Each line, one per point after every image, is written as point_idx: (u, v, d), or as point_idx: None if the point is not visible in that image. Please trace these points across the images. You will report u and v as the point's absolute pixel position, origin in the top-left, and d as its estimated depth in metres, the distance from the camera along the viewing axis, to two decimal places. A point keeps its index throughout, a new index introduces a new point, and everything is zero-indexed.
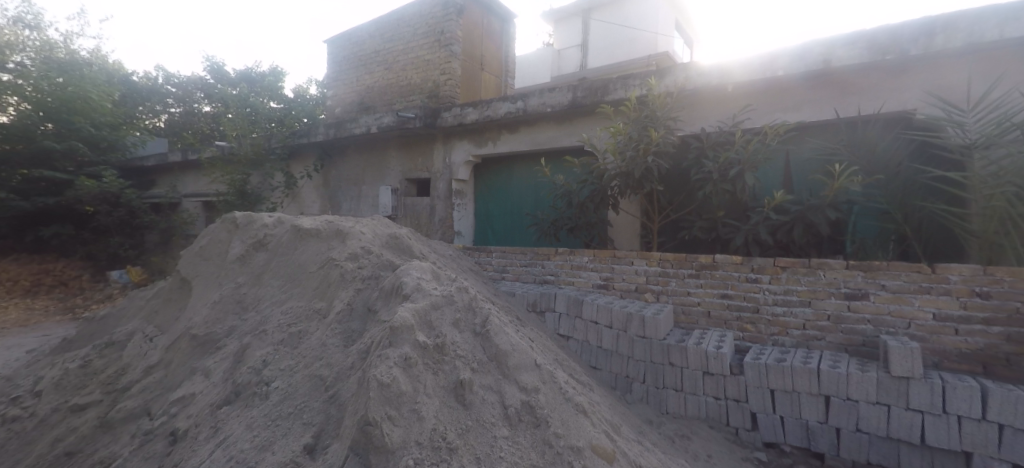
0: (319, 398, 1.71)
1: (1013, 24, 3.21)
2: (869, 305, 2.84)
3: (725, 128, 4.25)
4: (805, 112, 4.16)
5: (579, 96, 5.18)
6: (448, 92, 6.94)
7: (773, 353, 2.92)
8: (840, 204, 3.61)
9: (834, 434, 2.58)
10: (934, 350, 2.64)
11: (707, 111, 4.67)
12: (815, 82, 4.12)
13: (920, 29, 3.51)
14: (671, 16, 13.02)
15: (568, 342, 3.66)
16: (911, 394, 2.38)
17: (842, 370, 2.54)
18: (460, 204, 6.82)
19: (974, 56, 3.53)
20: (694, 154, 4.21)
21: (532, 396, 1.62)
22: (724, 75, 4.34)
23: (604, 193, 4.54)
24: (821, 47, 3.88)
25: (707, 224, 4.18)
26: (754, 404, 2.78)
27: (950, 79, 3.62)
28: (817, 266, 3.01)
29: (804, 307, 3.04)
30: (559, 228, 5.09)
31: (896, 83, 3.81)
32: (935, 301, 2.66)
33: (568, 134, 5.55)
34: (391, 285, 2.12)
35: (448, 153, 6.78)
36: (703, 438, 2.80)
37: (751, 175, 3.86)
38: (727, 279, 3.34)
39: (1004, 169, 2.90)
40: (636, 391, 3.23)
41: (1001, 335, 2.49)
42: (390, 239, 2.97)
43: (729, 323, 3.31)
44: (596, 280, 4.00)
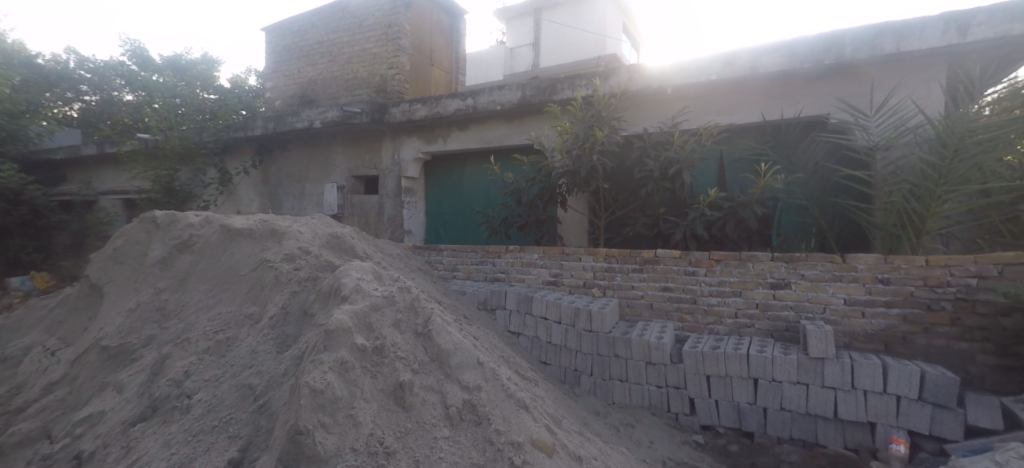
0: (247, 408, 1.63)
1: (907, 39, 3.58)
2: (791, 293, 3.08)
3: (666, 128, 4.43)
4: (737, 114, 4.44)
5: (528, 95, 5.23)
6: (396, 87, 6.76)
7: (708, 341, 3.10)
8: (766, 200, 3.88)
9: (762, 414, 2.78)
10: (845, 332, 2.91)
11: (650, 111, 4.88)
12: (745, 86, 4.40)
13: (833, 41, 3.83)
14: (619, 19, 13.40)
15: (519, 338, 3.68)
16: (826, 373, 2.60)
17: (769, 354, 2.74)
18: (411, 202, 6.67)
19: (877, 66, 3.91)
20: (637, 152, 4.36)
21: (474, 394, 1.62)
22: (663, 77, 4.53)
23: (553, 191, 4.64)
24: (749, 53, 4.15)
25: (649, 221, 4.36)
26: (693, 390, 2.94)
27: (856, 87, 3.99)
28: (746, 258, 3.22)
29: (735, 296, 3.25)
30: (509, 226, 5.12)
31: (813, 89, 4.15)
32: (846, 288, 2.92)
33: (518, 132, 5.61)
34: (329, 287, 2.04)
35: (397, 150, 6.61)
36: (646, 425, 2.92)
37: (689, 173, 4.07)
38: (667, 273, 3.50)
39: (901, 169, 3.25)
40: (584, 383, 3.32)
41: (899, 316, 2.78)
42: (331, 239, 2.87)
43: (670, 314, 3.48)
44: (546, 276, 4.06)
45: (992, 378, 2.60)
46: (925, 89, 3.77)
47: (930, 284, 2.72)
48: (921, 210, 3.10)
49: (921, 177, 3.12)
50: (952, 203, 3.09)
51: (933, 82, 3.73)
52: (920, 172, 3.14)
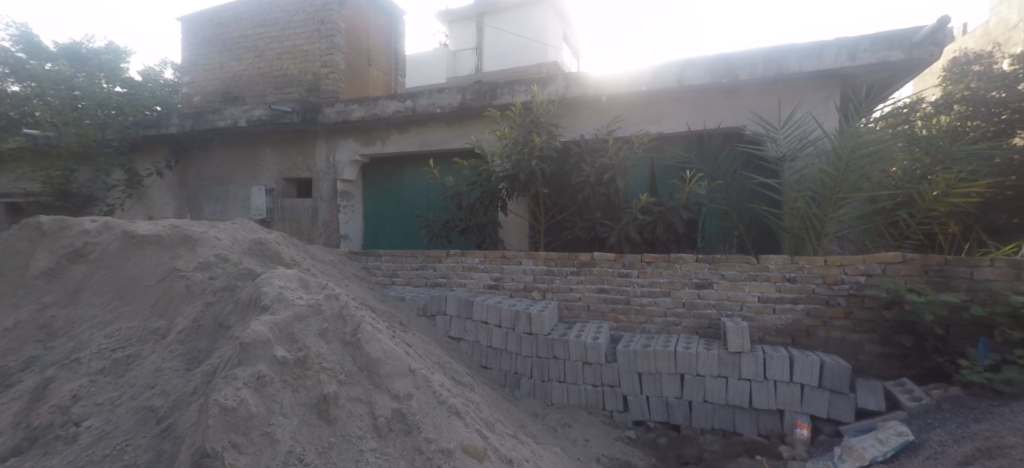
0: (147, 433, 1.48)
1: (807, 61, 3.98)
2: (713, 292, 3.30)
3: (601, 136, 4.60)
4: (666, 124, 4.71)
5: (468, 99, 5.22)
6: (329, 87, 6.49)
7: (640, 340, 3.25)
8: (691, 206, 4.13)
9: (688, 407, 2.95)
10: (759, 327, 3.17)
11: (586, 118, 5.05)
12: (672, 98, 4.67)
13: (747, 59, 4.16)
14: (559, 29, 13.74)
15: (459, 344, 3.64)
16: (742, 366, 2.81)
17: (693, 350, 2.91)
18: (347, 206, 6.43)
19: (783, 84, 4.31)
20: (574, 159, 4.48)
21: (404, 403, 1.58)
22: (598, 86, 4.70)
23: (494, 195, 4.65)
24: (675, 66, 4.41)
25: (586, 225, 4.49)
26: (626, 388, 3.06)
27: (766, 102, 4.38)
28: (673, 260, 3.41)
29: (665, 296, 3.42)
30: (450, 231, 5.07)
31: (730, 103, 4.50)
32: (759, 286, 3.17)
33: (458, 136, 5.60)
34: (248, 297, 1.92)
35: (332, 152, 6.33)
36: (583, 424, 2.99)
37: (621, 179, 4.25)
38: (602, 275, 3.62)
39: (804, 177, 3.59)
40: (523, 386, 3.35)
41: (803, 311, 3.07)
42: (253, 245, 2.69)
43: (605, 315, 3.60)
44: (487, 280, 4.06)
45: (879, 364, 2.92)
46: (822, 106, 4.22)
47: (828, 282, 3.02)
48: (821, 214, 3.45)
49: (820, 185, 3.47)
50: (846, 209, 3.46)
51: (829, 100, 4.18)
52: (819, 181, 3.48)
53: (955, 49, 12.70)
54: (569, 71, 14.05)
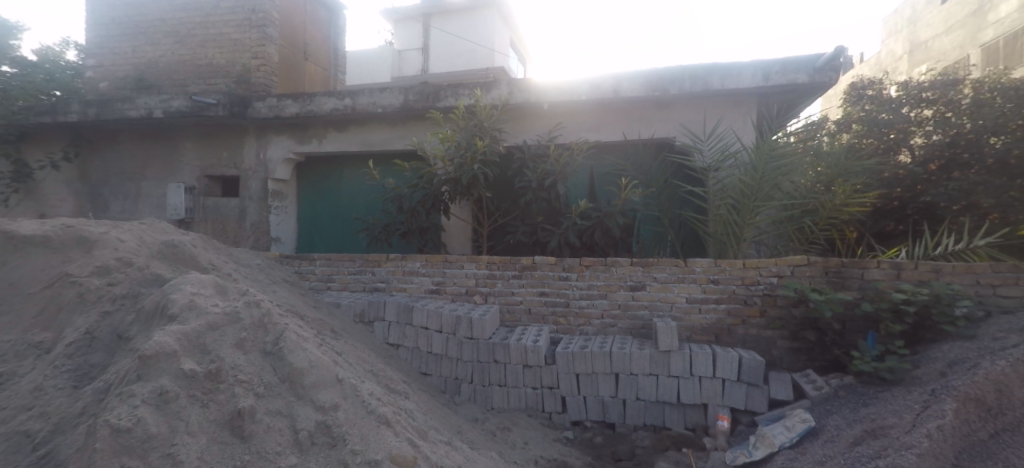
0: (22, 460, 1.30)
1: (729, 79, 4.31)
2: (647, 294, 3.44)
3: (543, 142, 4.67)
4: (603, 133, 4.91)
5: (411, 100, 5.11)
6: (261, 80, 6.10)
7: (578, 342, 3.32)
8: (627, 212, 4.30)
9: (623, 405, 3.05)
10: (687, 327, 3.35)
11: (528, 124, 5.14)
12: (610, 107, 4.87)
13: (677, 74, 4.43)
14: (507, 35, 13.85)
15: (398, 351, 3.53)
16: (672, 364, 2.95)
17: (628, 350, 3.02)
18: (279, 207, 6.04)
19: (709, 99, 4.63)
20: (517, 164, 4.50)
21: (329, 415, 1.50)
22: (540, 93, 4.80)
23: (437, 198, 4.54)
24: (611, 78, 4.60)
25: (529, 229, 4.53)
26: (564, 389, 3.11)
27: (694, 116, 4.68)
28: (610, 263, 3.52)
29: (602, 299, 3.53)
30: (391, 234, 4.92)
31: (662, 115, 4.76)
32: (687, 288, 3.36)
33: (400, 137, 5.47)
34: (154, 305, 1.76)
35: (262, 149, 5.95)
36: (522, 427, 3.01)
37: (562, 185, 4.34)
38: (544, 278, 3.67)
39: (727, 187, 3.86)
40: (464, 392, 3.31)
41: (724, 310, 3.29)
42: (165, 247, 2.45)
43: (546, 318, 3.65)
44: (428, 285, 3.97)
45: (789, 358, 3.19)
46: (742, 121, 4.58)
47: (746, 283, 3.26)
48: (740, 221, 3.73)
49: (741, 194, 3.74)
50: (763, 216, 3.76)
51: (747, 117, 4.54)
52: (739, 190, 3.76)
53: (856, 74, 14.26)
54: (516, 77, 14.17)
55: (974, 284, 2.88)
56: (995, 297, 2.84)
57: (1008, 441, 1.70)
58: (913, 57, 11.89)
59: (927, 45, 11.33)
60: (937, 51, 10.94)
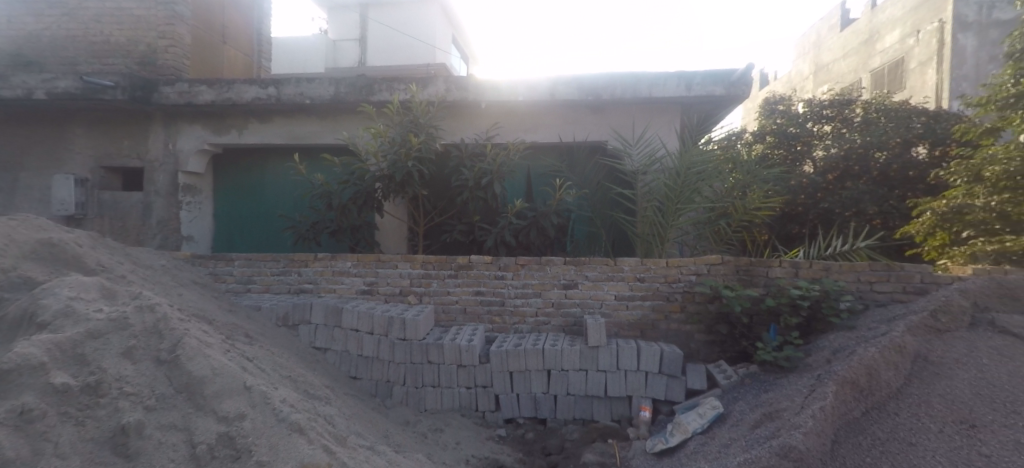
0: None
1: (656, 87, 4.58)
2: (579, 292, 3.54)
3: (480, 141, 4.65)
4: (539, 134, 5.02)
5: (342, 92, 4.89)
6: (169, 61, 5.56)
7: (512, 340, 3.35)
8: (561, 212, 4.43)
9: (554, 401, 3.12)
10: (615, 323, 3.49)
11: (465, 123, 5.12)
12: (545, 110, 5.00)
13: (609, 81, 4.65)
14: (448, 33, 13.68)
15: (326, 355, 3.36)
16: (600, 359, 3.06)
17: (559, 347, 3.09)
18: (192, 202, 5.54)
19: (638, 107, 4.89)
20: (454, 163, 4.44)
21: (234, 425, 1.40)
22: (477, 92, 4.80)
23: (369, 195, 4.38)
24: (548, 81, 4.75)
25: (465, 228, 4.49)
26: (498, 387, 3.12)
27: (624, 122, 4.93)
28: (544, 262, 3.58)
29: (536, 297, 3.58)
30: (319, 232, 4.68)
31: (595, 119, 4.97)
32: (616, 286, 3.50)
33: (330, 131, 5.23)
34: (21, 312, 1.62)
35: (172, 138, 5.42)
36: (455, 427, 2.98)
37: (498, 184, 4.33)
38: (479, 278, 3.65)
39: (653, 190, 4.07)
40: (396, 394, 3.22)
41: (650, 307, 3.46)
42: (43, 246, 2.17)
43: (481, 318, 3.64)
44: (360, 285, 3.82)
45: (705, 350, 3.42)
46: (667, 128, 4.87)
47: (669, 281, 3.46)
48: (664, 222, 3.96)
49: (665, 197, 3.98)
50: (684, 217, 4.02)
51: (672, 124, 4.84)
52: (664, 193, 3.98)
53: (770, 90, 15.60)
54: (457, 75, 14.03)
55: (857, 281, 3.26)
56: (874, 292, 3.23)
57: (876, 416, 1.94)
58: (817, 77, 13.21)
59: (828, 67, 12.63)
60: (836, 73, 12.24)
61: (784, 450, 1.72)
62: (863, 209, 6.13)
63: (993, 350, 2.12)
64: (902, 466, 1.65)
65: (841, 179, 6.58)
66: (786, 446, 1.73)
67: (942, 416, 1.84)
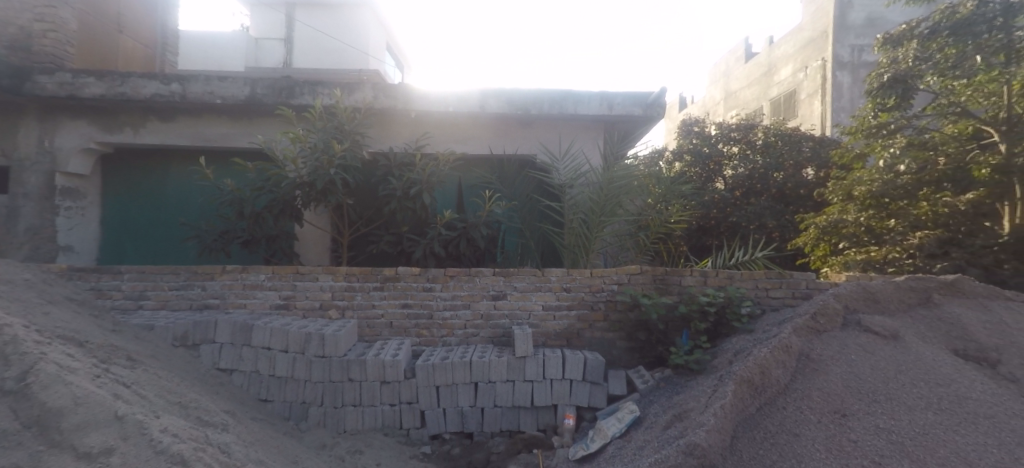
0: None
1: (582, 105, 4.81)
2: (507, 303, 3.55)
3: (409, 149, 4.52)
4: (469, 145, 5.04)
5: (258, 93, 4.57)
6: (46, 48, 4.87)
7: (439, 353, 3.27)
8: (492, 223, 4.33)
9: (481, 414, 3.08)
10: (542, 332, 3.54)
11: (392, 131, 5.01)
12: (476, 122, 5.04)
13: (537, 97, 4.81)
14: (381, 39, 13.33)
15: (232, 376, 3.08)
16: (527, 368, 3.08)
17: (487, 358, 3.07)
18: (73, 207, 4.88)
19: (565, 123, 5.08)
20: (382, 171, 4.24)
21: (101, 461, 1.23)
22: (406, 100, 4.72)
23: (287, 203, 4.06)
24: (478, 94, 4.80)
25: (393, 239, 4.33)
26: (423, 403, 3.02)
27: (552, 137, 5.09)
28: (474, 273, 3.55)
29: (465, 309, 3.54)
30: (229, 242, 4.31)
31: (524, 133, 5.09)
32: (543, 296, 3.56)
33: (244, 134, 4.87)
34: None
35: (49, 134, 4.74)
36: (376, 448, 2.84)
37: (428, 195, 4.15)
38: (407, 290, 3.54)
39: (579, 203, 4.21)
40: (312, 416, 3.01)
41: (575, 316, 3.56)
42: None
43: (408, 331, 3.52)
44: (275, 299, 3.55)
45: (626, 356, 3.57)
46: (592, 144, 5.10)
47: (593, 290, 3.58)
48: (588, 234, 4.11)
49: (590, 211, 4.13)
50: (607, 230, 4.20)
51: (596, 141, 5.08)
52: (589, 206, 4.13)
53: (687, 112, 16.86)
54: (390, 82, 13.69)
55: (754, 287, 3.58)
56: (769, 298, 3.56)
57: (769, 411, 2.13)
58: (727, 103, 14.48)
59: (736, 94, 13.90)
60: (742, 100, 13.50)
61: (689, 447, 1.83)
62: (763, 223, 6.86)
63: (860, 347, 2.42)
64: (789, 456, 1.82)
65: (747, 196, 7.36)
66: (691, 444, 1.84)
67: (821, 408, 2.06)
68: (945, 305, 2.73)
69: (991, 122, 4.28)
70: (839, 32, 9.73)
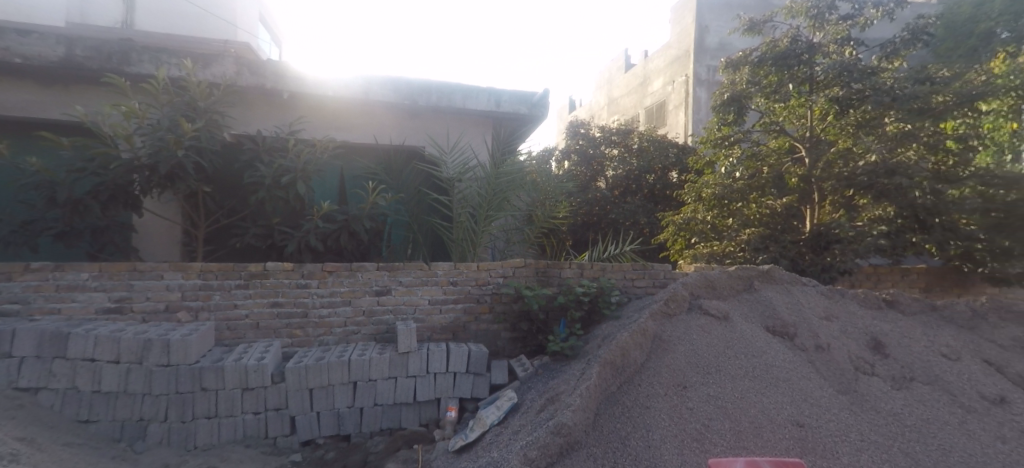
0: None
1: (469, 99, 4.88)
2: (391, 298, 3.43)
3: (280, 134, 4.12)
4: (351, 134, 4.79)
5: (78, 55, 3.81)
6: None
7: (314, 354, 3.05)
8: (376, 216, 4.02)
9: (359, 414, 2.95)
10: (427, 327, 3.51)
11: (263, 114, 4.56)
12: (359, 110, 4.81)
13: (425, 89, 4.76)
14: (255, 9, 11.95)
15: (38, 395, 2.57)
16: (409, 364, 3.03)
17: (367, 356, 2.94)
18: None
19: (453, 117, 5.08)
20: (247, 156, 3.78)
21: None
22: (278, 80, 4.32)
23: (119, 191, 3.46)
24: (361, 80, 4.61)
25: (262, 231, 3.85)
26: (293, 408, 2.80)
27: (440, 129, 5.06)
28: (355, 268, 3.36)
29: (345, 306, 3.34)
30: (34, 236, 3.52)
31: (411, 124, 4.98)
32: (430, 290, 3.52)
33: (56, 104, 4.05)
34: None
35: None
36: (235, 462, 2.56)
37: (303, 185, 3.73)
38: (277, 287, 3.23)
39: (467, 198, 4.23)
40: (153, 434, 2.61)
41: (462, 309, 3.58)
42: None
43: (278, 332, 3.23)
44: (103, 303, 3.01)
45: (509, 346, 3.69)
46: (480, 139, 5.16)
47: (479, 284, 3.64)
48: (475, 228, 4.15)
49: (477, 205, 4.18)
50: (494, 224, 4.28)
51: (484, 136, 5.15)
52: (476, 201, 4.18)
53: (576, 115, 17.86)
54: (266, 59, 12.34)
55: (622, 278, 3.94)
56: (634, 287, 3.95)
57: (627, 388, 2.37)
58: (610, 108, 15.63)
59: (617, 101, 15.07)
60: (623, 107, 14.68)
61: (558, 428, 1.95)
62: (636, 220, 7.58)
63: (700, 328, 2.81)
64: (641, 427, 2.04)
65: (624, 195, 8.08)
66: (559, 425, 1.96)
67: (667, 382, 2.35)
68: (762, 290, 3.29)
69: (801, 140, 5.22)
70: (698, 53, 11.07)
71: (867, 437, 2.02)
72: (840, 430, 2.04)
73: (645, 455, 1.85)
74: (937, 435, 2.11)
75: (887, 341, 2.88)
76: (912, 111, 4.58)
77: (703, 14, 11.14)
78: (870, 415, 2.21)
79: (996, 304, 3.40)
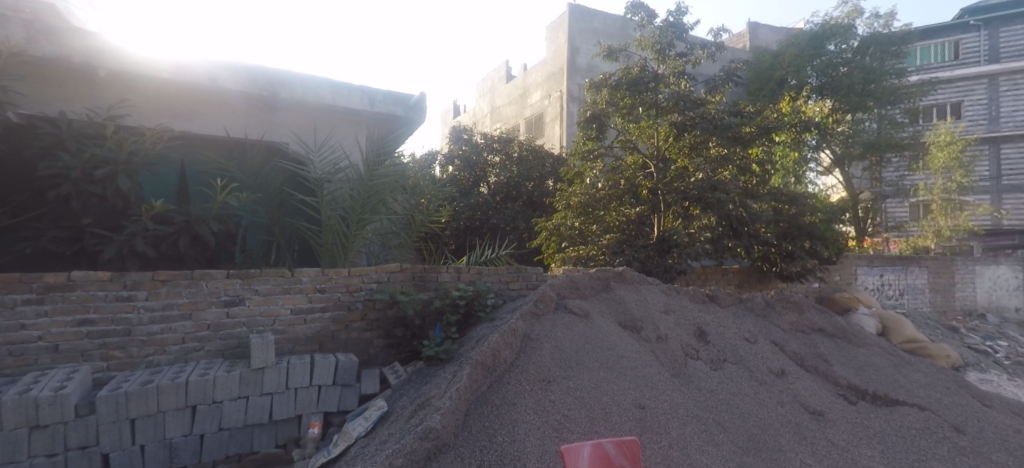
0: None
1: (338, 95, 4.69)
2: (244, 309, 3.08)
3: (95, 117, 3.44)
4: (196, 124, 4.23)
5: None
6: None
7: (139, 378, 2.59)
8: (225, 218, 3.55)
9: (198, 442, 2.58)
10: (289, 339, 3.22)
11: (69, 93, 3.77)
12: (206, 98, 4.28)
13: (288, 80, 4.46)
14: None
15: None
16: (264, 381, 2.74)
17: (210, 376, 2.58)
18: None
19: (321, 112, 4.80)
20: (43, 141, 3.09)
21: None
22: (92, 53, 3.63)
23: None
24: (206, 64, 4.11)
25: (67, 234, 3.13)
26: (106, 444, 2.33)
27: (305, 125, 4.73)
28: (199, 277, 2.94)
29: (184, 320, 2.91)
30: None
31: (272, 118, 4.58)
32: (292, 299, 3.23)
33: None
34: None
35: None
36: None
37: (128, 179, 3.18)
38: (88, 300, 2.67)
39: (337, 199, 3.95)
40: None
41: (330, 318, 3.37)
42: None
43: (89, 354, 2.67)
44: None
45: (382, 354, 3.56)
46: (352, 138, 4.93)
47: (350, 290, 3.46)
48: (347, 232, 3.90)
49: (349, 208, 3.93)
50: (368, 228, 4.07)
51: (357, 135, 4.94)
52: (348, 203, 3.93)
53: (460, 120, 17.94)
54: None
55: (498, 281, 4.06)
56: (509, 290, 4.09)
57: (496, 387, 2.43)
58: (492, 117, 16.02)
59: (500, 110, 15.54)
60: (505, 116, 15.17)
61: (426, 433, 1.93)
62: (516, 225, 7.87)
63: (565, 326, 3.02)
64: (508, 423, 2.10)
65: (505, 201, 8.30)
66: (427, 429, 1.94)
67: (534, 378, 2.46)
68: (617, 289, 3.66)
69: (651, 158, 5.92)
70: (571, 72, 11.99)
71: (691, 413, 2.37)
72: (672, 409, 2.36)
73: (510, 450, 1.90)
74: (740, 406, 2.58)
75: (709, 329, 3.43)
76: (728, 138, 5.63)
77: (574, 37, 12.08)
78: (696, 394, 2.60)
79: (782, 296, 4.27)
